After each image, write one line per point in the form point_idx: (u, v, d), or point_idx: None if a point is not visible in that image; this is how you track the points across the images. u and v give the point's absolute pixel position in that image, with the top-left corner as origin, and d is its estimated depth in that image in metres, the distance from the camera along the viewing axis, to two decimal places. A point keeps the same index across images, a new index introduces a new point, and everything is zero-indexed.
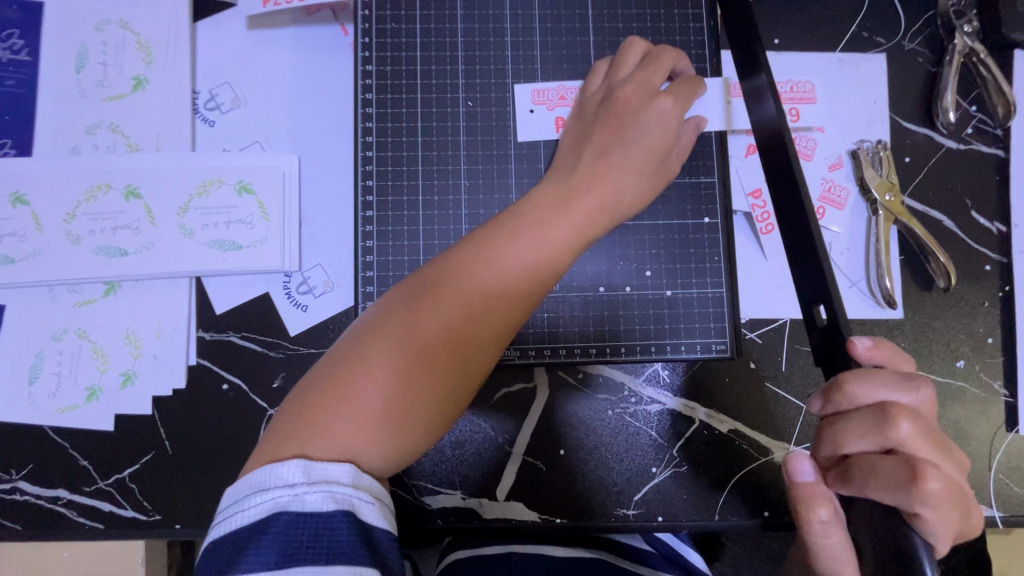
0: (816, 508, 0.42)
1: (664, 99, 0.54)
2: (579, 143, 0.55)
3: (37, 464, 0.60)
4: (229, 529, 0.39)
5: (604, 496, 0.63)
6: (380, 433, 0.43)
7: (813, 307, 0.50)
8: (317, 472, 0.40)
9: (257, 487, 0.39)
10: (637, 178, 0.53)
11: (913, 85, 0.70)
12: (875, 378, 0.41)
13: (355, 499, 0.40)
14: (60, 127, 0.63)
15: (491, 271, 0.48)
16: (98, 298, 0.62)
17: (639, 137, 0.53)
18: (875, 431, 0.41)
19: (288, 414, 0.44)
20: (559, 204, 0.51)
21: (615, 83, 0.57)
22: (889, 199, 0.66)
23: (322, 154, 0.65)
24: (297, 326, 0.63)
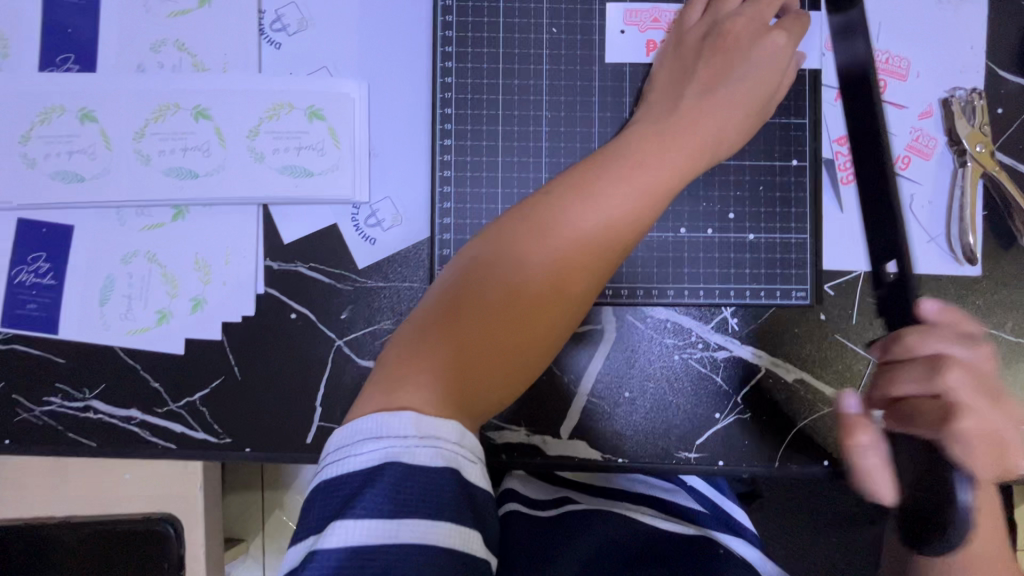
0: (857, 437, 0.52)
1: (777, 33, 0.54)
2: (679, 81, 0.54)
3: (109, 384, 0.61)
4: (339, 473, 0.38)
5: (667, 438, 0.64)
6: (485, 375, 0.44)
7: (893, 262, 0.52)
8: (429, 426, 0.38)
9: (368, 435, 0.38)
10: (740, 119, 0.53)
11: (1013, 31, 0.66)
12: (932, 334, 0.49)
13: (462, 457, 0.39)
14: (124, 42, 0.60)
15: (592, 215, 0.46)
16: (167, 222, 0.61)
17: (747, 75, 0.53)
18: (925, 379, 0.48)
19: (393, 359, 0.44)
20: (661, 144, 0.49)
21: (722, 17, 0.55)
22: (980, 150, 0.63)
23: (392, 81, 0.63)
24: (366, 259, 0.62)
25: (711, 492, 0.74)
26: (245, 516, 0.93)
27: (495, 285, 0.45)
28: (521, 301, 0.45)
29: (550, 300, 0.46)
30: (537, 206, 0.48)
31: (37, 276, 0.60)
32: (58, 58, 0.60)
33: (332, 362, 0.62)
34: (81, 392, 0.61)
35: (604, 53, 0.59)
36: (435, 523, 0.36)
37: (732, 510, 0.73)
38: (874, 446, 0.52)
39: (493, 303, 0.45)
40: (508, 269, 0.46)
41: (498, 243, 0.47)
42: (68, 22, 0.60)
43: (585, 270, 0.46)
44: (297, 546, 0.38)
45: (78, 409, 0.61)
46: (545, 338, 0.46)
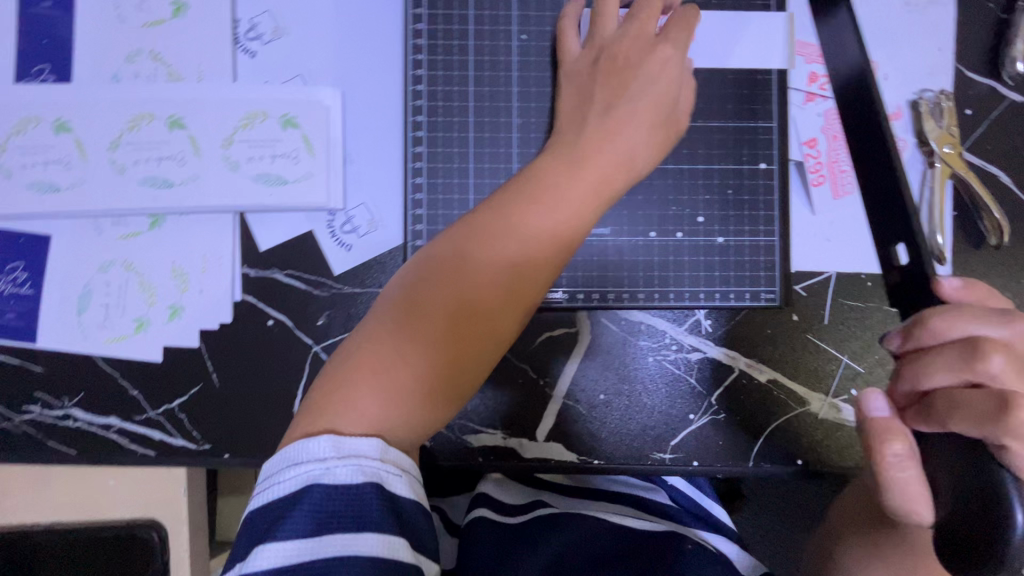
0: (890, 442, 0.38)
1: (664, 48, 0.54)
2: (581, 107, 0.55)
3: (88, 392, 0.62)
4: (264, 500, 0.40)
5: (642, 440, 0.64)
6: (420, 395, 0.45)
7: (891, 248, 0.48)
8: (346, 446, 0.41)
9: (289, 462, 0.41)
10: (647, 133, 0.53)
11: (981, 33, 0.67)
12: (963, 312, 0.38)
13: (383, 473, 0.41)
14: (99, 53, 0.61)
15: (509, 234, 0.48)
16: (144, 231, 0.61)
17: (647, 92, 0.53)
18: (960, 365, 0.37)
19: (319, 390, 0.45)
20: (574, 166, 0.51)
21: (605, 41, 0.56)
22: (947, 151, 0.64)
23: (366, 89, 0.63)
24: (342, 265, 0.63)
25: (691, 490, 0.77)
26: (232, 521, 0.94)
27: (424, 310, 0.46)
28: (449, 323, 0.46)
29: (478, 318, 0.47)
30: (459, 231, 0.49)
31: (15, 286, 0.61)
32: (33, 68, 0.60)
33: (310, 368, 0.63)
34: (60, 400, 0.62)
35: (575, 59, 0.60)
36: (359, 535, 0.38)
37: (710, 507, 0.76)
38: (914, 455, 0.38)
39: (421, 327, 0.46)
40: (433, 293, 0.47)
41: (424, 271, 0.48)
42: (43, 33, 0.61)
43: (512, 287, 0.48)
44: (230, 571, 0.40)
45: (57, 417, 0.62)
46: (478, 354, 0.47)
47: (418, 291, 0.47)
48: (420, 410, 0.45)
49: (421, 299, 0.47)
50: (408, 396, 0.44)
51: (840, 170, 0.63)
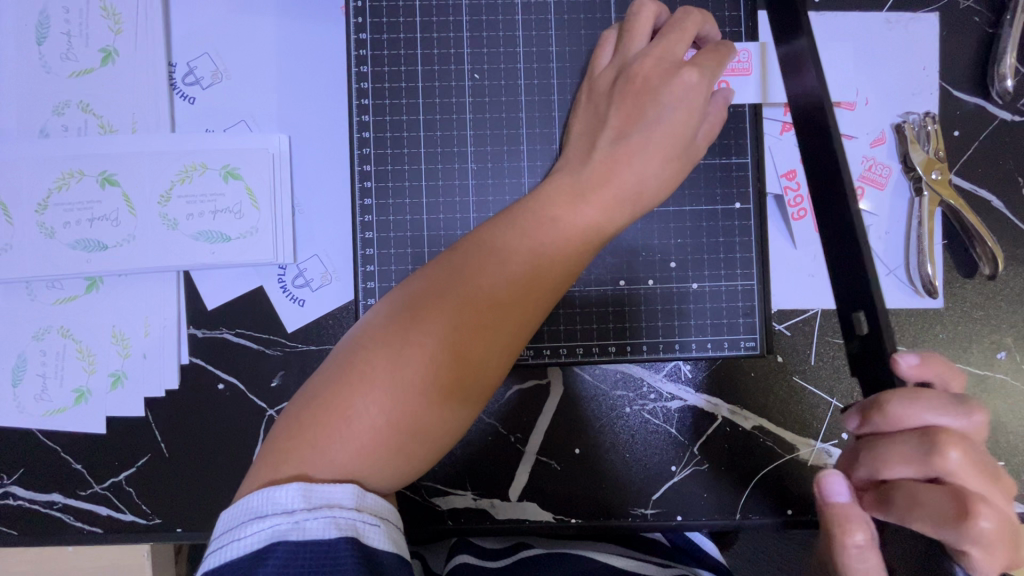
0: (851, 532, 0.37)
1: (688, 70, 0.48)
2: (591, 132, 0.51)
3: (29, 468, 0.58)
4: (221, 560, 0.36)
5: (621, 494, 0.61)
6: (407, 442, 0.40)
7: (853, 313, 0.43)
8: (317, 495, 0.37)
9: (253, 515, 0.36)
10: (660, 164, 0.48)
11: (967, 49, 0.63)
12: (921, 400, 0.36)
13: (359, 523, 0.37)
14: (23, 106, 0.57)
15: (518, 257, 0.44)
16: (81, 295, 0.57)
17: (666, 119, 0.48)
18: (918, 460, 0.36)
19: (292, 420, 0.40)
20: (584, 187, 0.47)
21: (629, 61, 0.51)
22: (936, 177, 0.60)
23: (312, 135, 0.59)
24: (294, 322, 0.59)
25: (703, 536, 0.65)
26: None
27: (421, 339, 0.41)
28: (448, 354, 0.41)
29: (480, 354, 0.42)
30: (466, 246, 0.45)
31: None
32: None
33: (265, 433, 0.59)
34: None
35: (532, 97, 0.56)
36: None
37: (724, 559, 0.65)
38: (873, 545, 0.37)
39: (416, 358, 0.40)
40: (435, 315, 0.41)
41: (424, 288, 0.43)
42: None
43: (518, 318, 0.43)
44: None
45: None
46: (474, 395, 0.42)
47: (411, 317, 0.42)
48: (395, 464, 0.39)
49: (414, 326, 0.41)
50: (392, 439, 0.39)
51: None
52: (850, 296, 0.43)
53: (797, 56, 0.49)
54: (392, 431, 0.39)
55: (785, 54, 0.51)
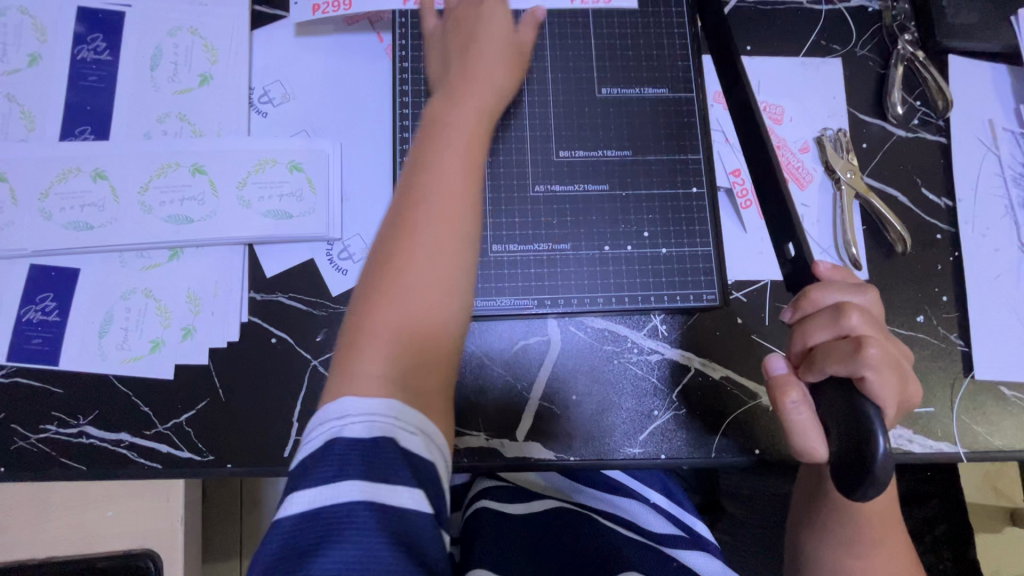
0: (787, 393, 0.47)
1: (528, 34, 0.69)
2: (494, 88, 0.65)
3: (102, 410, 0.67)
4: (296, 457, 0.47)
5: (613, 436, 0.71)
6: (423, 322, 0.52)
7: (783, 245, 0.60)
8: (363, 407, 0.47)
9: (317, 423, 0.47)
10: (506, 70, 0.66)
11: (866, 85, 0.82)
12: (832, 284, 0.48)
13: (398, 427, 0.46)
14: (134, 115, 0.72)
15: (438, 174, 0.56)
16: (164, 262, 0.70)
17: (488, 36, 0.66)
18: (831, 323, 0.46)
19: (334, 370, 0.51)
20: (457, 100, 0.61)
21: (483, 22, 0.67)
22: (851, 176, 0.77)
23: (361, 140, 0.75)
24: (339, 287, 0.71)
25: (673, 506, 0.87)
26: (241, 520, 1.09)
27: (403, 255, 0.53)
28: (428, 270, 0.52)
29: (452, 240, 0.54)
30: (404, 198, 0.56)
31: (43, 314, 0.68)
32: (77, 129, 0.71)
33: (309, 380, 0.69)
34: (76, 418, 0.67)
35: (533, 111, 0.73)
36: (371, 481, 0.44)
37: (692, 522, 0.86)
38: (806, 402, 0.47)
39: (413, 259, 0.53)
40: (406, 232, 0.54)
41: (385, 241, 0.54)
42: (88, 102, 0.72)
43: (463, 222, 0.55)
44: (272, 522, 0.46)
45: (71, 435, 0.66)
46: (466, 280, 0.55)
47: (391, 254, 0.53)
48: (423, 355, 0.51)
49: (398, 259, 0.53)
50: (403, 351, 0.50)
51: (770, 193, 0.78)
52: (782, 235, 0.60)
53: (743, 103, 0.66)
54: (409, 319, 0.51)
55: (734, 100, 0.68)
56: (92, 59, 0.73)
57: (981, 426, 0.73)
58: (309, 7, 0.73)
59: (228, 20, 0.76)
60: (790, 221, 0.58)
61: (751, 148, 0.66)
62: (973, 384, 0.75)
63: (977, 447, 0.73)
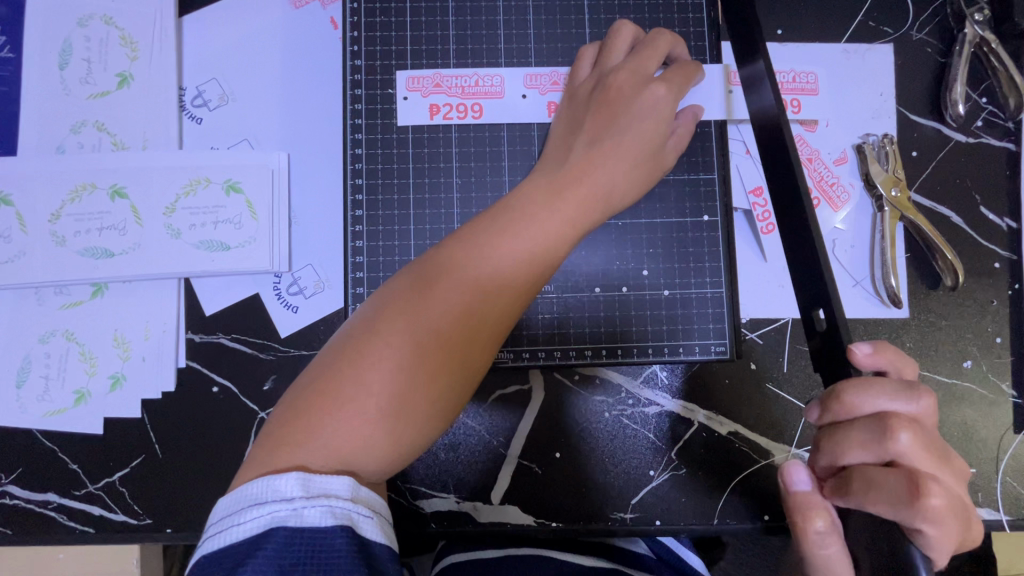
0: (813, 519, 0.39)
1: (658, 85, 0.54)
2: (569, 134, 0.54)
3: (26, 468, 0.60)
4: (220, 544, 0.36)
5: (601, 499, 0.62)
6: (398, 423, 0.42)
7: (813, 311, 0.47)
8: (316, 485, 0.38)
9: (252, 501, 0.37)
10: (630, 168, 0.52)
11: (921, 77, 0.68)
12: (874, 387, 0.38)
13: (354, 513, 0.38)
14: (44, 125, 0.61)
15: (492, 266, 0.46)
16: (86, 300, 0.61)
17: (635, 128, 0.53)
18: (874, 444, 0.37)
19: (281, 416, 0.42)
20: (553, 195, 0.49)
21: (606, 72, 0.56)
22: (895, 194, 0.64)
23: (311, 152, 0.64)
24: (287, 328, 0.62)
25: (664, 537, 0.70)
26: None
27: (426, 316, 0.44)
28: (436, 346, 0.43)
29: (468, 344, 0.44)
30: (446, 251, 0.47)
31: None
32: None
33: (254, 436, 0.60)
34: None
35: (509, 119, 0.60)
36: None
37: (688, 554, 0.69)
38: (834, 531, 0.39)
39: (423, 321, 0.43)
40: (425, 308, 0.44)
41: (396, 293, 0.45)
42: None
43: (497, 313, 0.46)
44: None
45: None
46: (459, 393, 0.44)
47: (400, 310, 0.44)
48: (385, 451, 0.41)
49: (405, 319, 0.44)
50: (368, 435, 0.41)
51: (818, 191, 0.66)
52: (811, 295, 0.48)
53: (756, 75, 0.54)
54: (385, 413, 0.41)
55: (747, 75, 0.56)
56: None
57: None
58: (425, 108, 0.60)
59: (150, 5, 0.63)
60: (820, 280, 0.46)
61: (767, 161, 0.53)
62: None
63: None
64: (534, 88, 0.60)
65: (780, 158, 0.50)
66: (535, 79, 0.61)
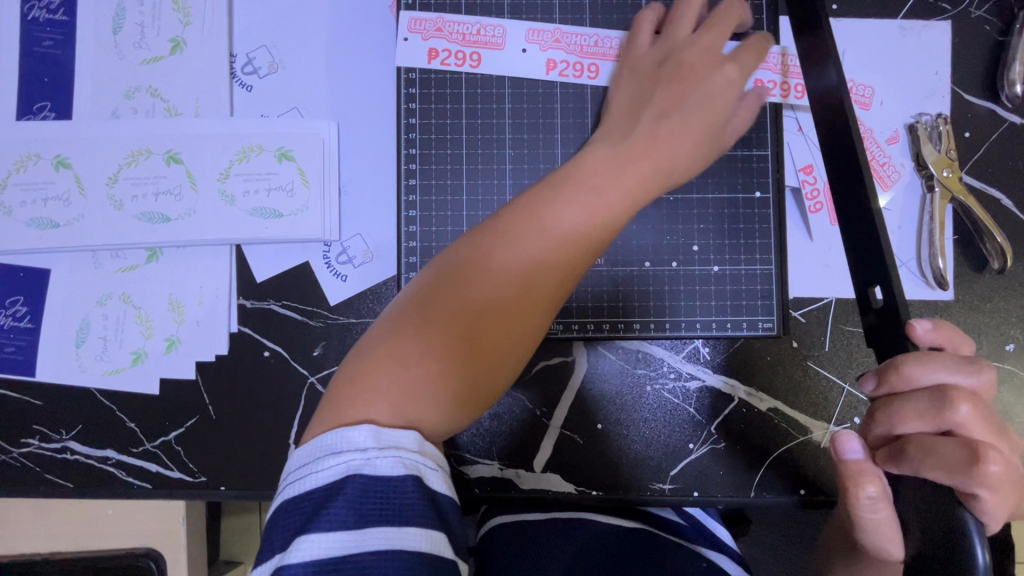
0: (864, 484, 0.39)
1: (729, 66, 0.51)
2: (634, 107, 0.52)
3: (85, 425, 0.62)
4: (299, 491, 0.37)
5: (642, 469, 0.63)
6: (455, 386, 0.41)
7: (869, 288, 0.47)
8: (386, 437, 0.38)
9: (328, 450, 0.38)
10: (693, 145, 0.50)
11: (978, 56, 0.66)
12: (934, 360, 0.39)
13: (422, 465, 0.38)
14: (98, 89, 0.62)
15: (553, 235, 0.44)
16: (142, 264, 0.62)
17: (700, 103, 0.50)
18: (932, 413, 0.38)
19: (346, 372, 0.42)
20: (614, 167, 0.47)
21: (677, 44, 0.54)
22: (947, 175, 0.63)
23: (361, 122, 0.64)
24: (337, 296, 0.63)
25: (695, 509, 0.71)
26: (230, 550, 0.89)
27: (484, 284, 0.43)
28: (491, 315, 0.42)
29: (523, 313, 0.43)
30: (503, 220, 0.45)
31: (14, 320, 0.62)
32: (35, 106, 0.61)
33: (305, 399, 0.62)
34: (58, 433, 0.62)
35: (564, 91, 0.60)
36: (401, 529, 0.35)
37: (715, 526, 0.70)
38: (884, 497, 0.40)
39: (480, 289, 0.43)
40: (483, 275, 0.43)
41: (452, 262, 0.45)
42: (45, 72, 0.62)
43: (554, 284, 0.44)
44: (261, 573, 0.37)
45: (54, 450, 0.62)
46: (517, 360, 0.44)
47: (457, 279, 0.44)
48: (440, 417, 0.41)
49: (463, 286, 0.43)
50: (427, 399, 0.40)
51: (877, 164, 0.66)
52: (866, 274, 0.48)
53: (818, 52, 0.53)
54: (450, 376, 0.41)
55: (806, 48, 0.56)
56: (46, 20, 0.62)
57: None
58: (425, 50, 0.60)
59: None
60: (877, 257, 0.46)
61: (826, 137, 0.53)
62: None
63: None
64: (535, 44, 0.60)
65: (839, 133, 0.50)
66: (537, 34, 0.60)
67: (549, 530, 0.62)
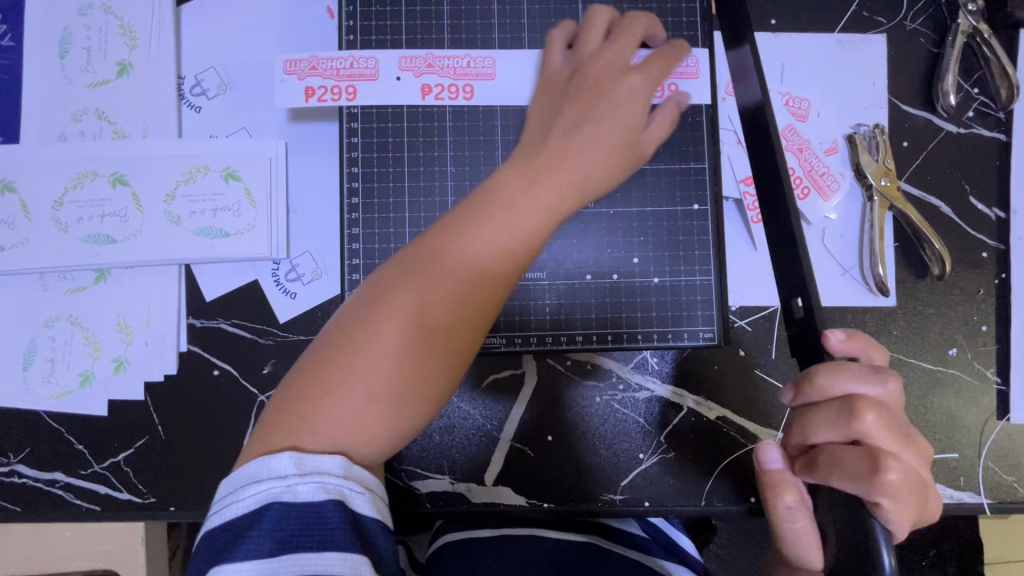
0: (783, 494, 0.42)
1: (635, 75, 0.54)
2: (547, 120, 0.54)
3: (34, 448, 0.62)
4: (222, 520, 0.38)
5: (592, 481, 0.64)
6: (393, 403, 0.42)
7: (790, 299, 0.48)
8: (309, 463, 0.39)
9: (250, 480, 0.39)
10: (606, 154, 0.51)
11: (914, 68, 0.68)
12: (844, 371, 0.39)
13: (345, 489, 0.39)
14: (45, 112, 0.62)
15: (476, 253, 0.45)
16: (89, 285, 0.62)
17: (611, 114, 0.52)
18: (841, 423, 0.39)
19: (280, 400, 0.42)
20: (529, 181, 0.48)
21: (583, 60, 0.56)
22: (885, 183, 0.64)
23: (309, 141, 0.64)
24: (286, 314, 0.63)
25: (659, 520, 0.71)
26: None
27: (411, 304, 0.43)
28: (421, 335, 0.43)
29: (454, 331, 0.44)
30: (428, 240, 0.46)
31: None
32: None
33: (254, 418, 0.62)
34: (6, 456, 0.62)
35: (505, 108, 0.61)
36: (319, 553, 0.37)
37: (679, 537, 0.70)
38: (802, 507, 0.42)
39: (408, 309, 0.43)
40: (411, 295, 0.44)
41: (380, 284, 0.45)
42: None
43: (483, 301, 0.45)
44: None
45: (3, 474, 0.62)
46: (455, 375, 0.45)
47: (386, 300, 0.44)
48: (377, 437, 0.41)
49: (391, 307, 0.43)
50: (360, 421, 0.41)
51: (818, 173, 0.67)
52: (789, 286, 0.49)
53: (744, 62, 0.55)
54: (383, 396, 0.41)
55: (735, 60, 0.57)
56: None
57: (1011, 475, 0.65)
58: (301, 89, 0.59)
59: None
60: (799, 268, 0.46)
61: (753, 150, 0.54)
62: (1006, 428, 0.65)
63: (1005, 499, 0.64)
64: (409, 70, 0.60)
65: (762, 147, 0.51)
66: (409, 60, 0.60)
67: (499, 544, 0.62)
